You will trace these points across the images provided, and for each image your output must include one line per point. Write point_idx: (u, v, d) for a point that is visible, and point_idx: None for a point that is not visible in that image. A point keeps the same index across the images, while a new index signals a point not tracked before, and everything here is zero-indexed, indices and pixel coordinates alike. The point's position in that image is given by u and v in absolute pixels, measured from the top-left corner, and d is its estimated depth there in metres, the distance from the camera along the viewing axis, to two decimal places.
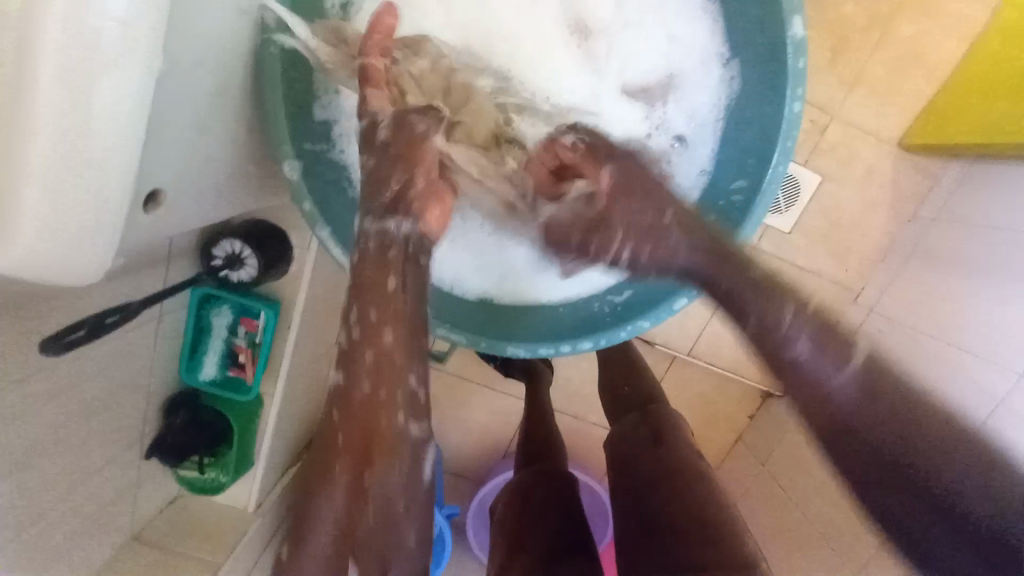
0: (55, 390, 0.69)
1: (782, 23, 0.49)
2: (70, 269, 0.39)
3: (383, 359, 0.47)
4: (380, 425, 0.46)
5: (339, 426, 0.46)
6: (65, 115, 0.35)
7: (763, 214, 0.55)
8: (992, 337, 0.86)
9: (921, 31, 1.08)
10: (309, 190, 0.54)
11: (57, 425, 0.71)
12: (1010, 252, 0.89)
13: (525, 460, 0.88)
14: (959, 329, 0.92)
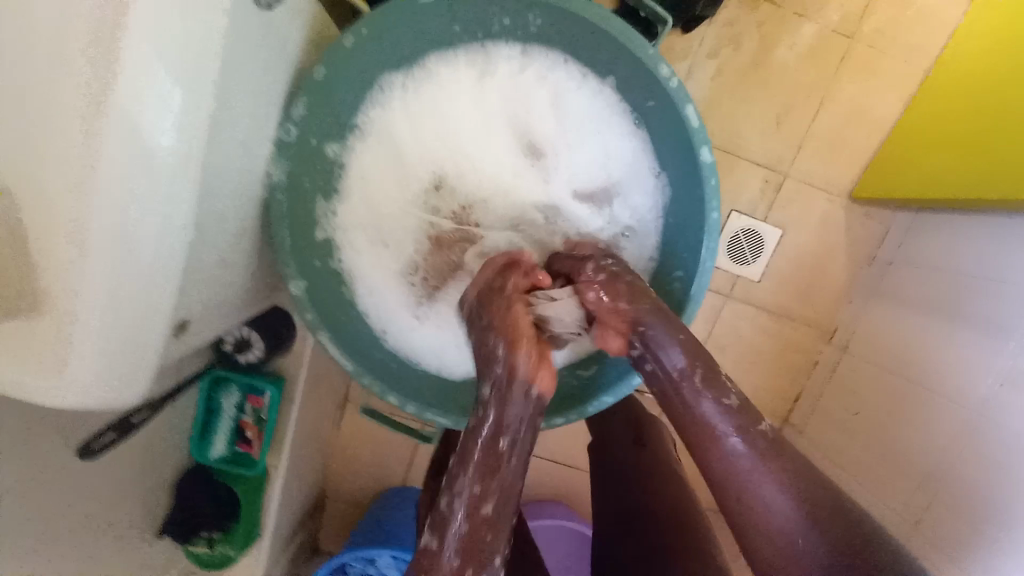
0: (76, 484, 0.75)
1: (694, 151, 0.58)
2: (113, 395, 0.47)
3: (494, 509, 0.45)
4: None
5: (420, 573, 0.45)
6: (110, 281, 0.43)
7: (698, 305, 0.62)
8: (964, 379, 0.92)
9: (857, 97, 1.20)
10: (311, 302, 0.63)
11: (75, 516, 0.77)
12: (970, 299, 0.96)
13: None
14: (927, 368, 1.00)
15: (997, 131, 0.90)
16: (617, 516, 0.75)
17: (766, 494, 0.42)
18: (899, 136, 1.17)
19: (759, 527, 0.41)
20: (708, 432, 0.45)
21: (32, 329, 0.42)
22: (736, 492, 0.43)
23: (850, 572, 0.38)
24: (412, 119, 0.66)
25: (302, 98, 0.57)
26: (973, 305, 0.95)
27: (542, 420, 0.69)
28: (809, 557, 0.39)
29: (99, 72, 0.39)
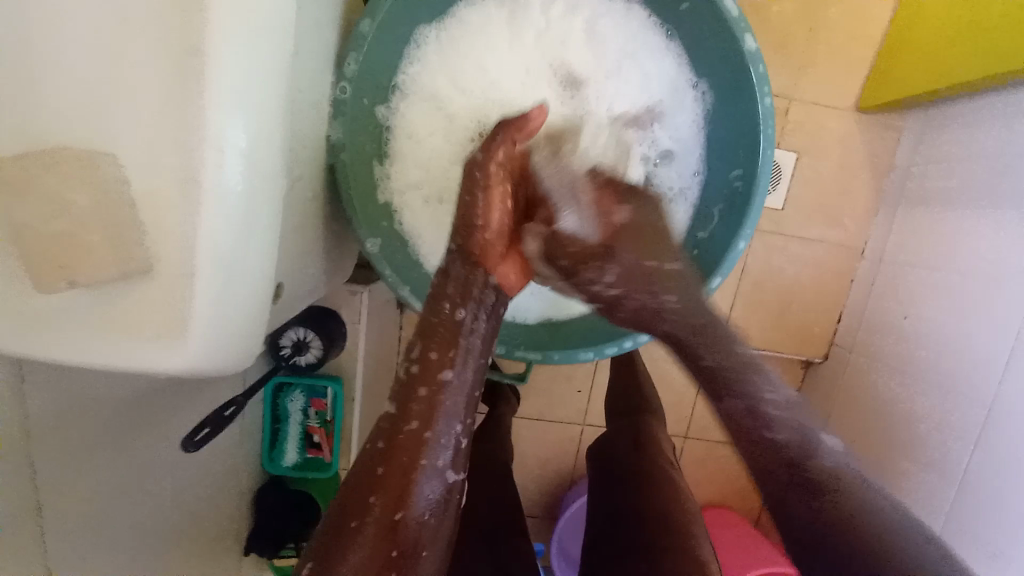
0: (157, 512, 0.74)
1: (736, 40, 0.60)
2: (228, 359, 0.47)
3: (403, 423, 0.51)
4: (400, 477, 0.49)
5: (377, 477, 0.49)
6: (218, 240, 0.42)
7: (764, 195, 0.63)
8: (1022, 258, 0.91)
9: (850, 8, 1.18)
10: (386, 260, 0.63)
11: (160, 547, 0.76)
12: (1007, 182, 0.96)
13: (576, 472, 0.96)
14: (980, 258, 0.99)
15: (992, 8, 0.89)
16: (606, 516, 0.72)
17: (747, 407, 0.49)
18: (894, 39, 1.15)
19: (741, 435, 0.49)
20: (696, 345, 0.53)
21: (145, 296, 0.43)
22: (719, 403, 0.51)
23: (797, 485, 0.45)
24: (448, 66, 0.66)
25: (353, 53, 0.57)
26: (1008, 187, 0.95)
27: (615, 345, 0.67)
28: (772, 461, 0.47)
29: (188, 31, 0.40)
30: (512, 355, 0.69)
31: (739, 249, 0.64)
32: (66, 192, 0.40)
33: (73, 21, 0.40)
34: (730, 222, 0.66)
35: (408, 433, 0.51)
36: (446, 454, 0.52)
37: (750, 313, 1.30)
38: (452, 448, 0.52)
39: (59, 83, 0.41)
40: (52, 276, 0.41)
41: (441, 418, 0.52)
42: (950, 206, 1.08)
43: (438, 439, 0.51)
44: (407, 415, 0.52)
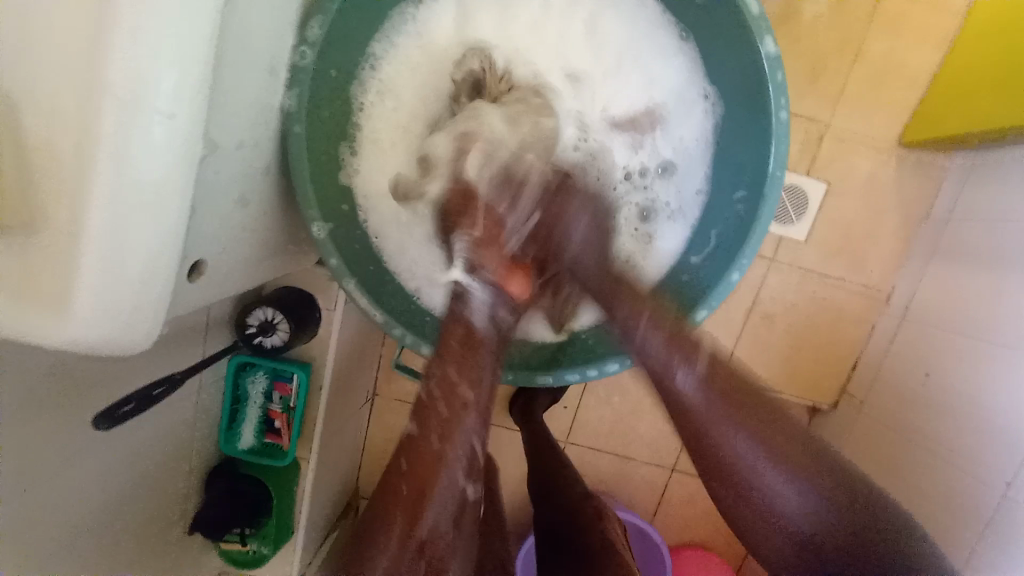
0: (76, 488, 0.69)
1: (754, 43, 0.52)
2: (124, 340, 0.41)
3: (451, 403, 0.50)
4: (432, 461, 0.49)
5: (407, 473, 0.49)
6: (110, 201, 0.37)
7: (768, 221, 0.55)
8: None
9: (900, 33, 1.07)
10: (335, 248, 0.58)
11: (79, 523, 0.72)
12: None
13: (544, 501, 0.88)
14: (1010, 322, 0.88)
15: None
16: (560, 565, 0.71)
17: (773, 480, 0.49)
18: (950, 68, 1.04)
19: (772, 509, 0.50)
20: (709, 427, 0.51)
21: (24, 257, 0.37)
22: (750, 486, 0.50)
23: (846, 517, 0.48)
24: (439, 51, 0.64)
25: (318, 17, 0.52)
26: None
27: (576, 373, 0.61)
28: (819, 523, 0.48)
29: None
30: None
31: (731, 281, 0.56)
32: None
33: None
34: (724, 251, 0.59)
35: (427, 448, 0.50)
36: (464, 471, 0.50)
37: (756, 350, 1.20)
38: (465, 463, 0.50)
39: None
40: None
41: (461, 430, 0.50)
42: (991, 260, 0.96)
43: (469, 424, 0.51)
44: (426, 431, 0.50)
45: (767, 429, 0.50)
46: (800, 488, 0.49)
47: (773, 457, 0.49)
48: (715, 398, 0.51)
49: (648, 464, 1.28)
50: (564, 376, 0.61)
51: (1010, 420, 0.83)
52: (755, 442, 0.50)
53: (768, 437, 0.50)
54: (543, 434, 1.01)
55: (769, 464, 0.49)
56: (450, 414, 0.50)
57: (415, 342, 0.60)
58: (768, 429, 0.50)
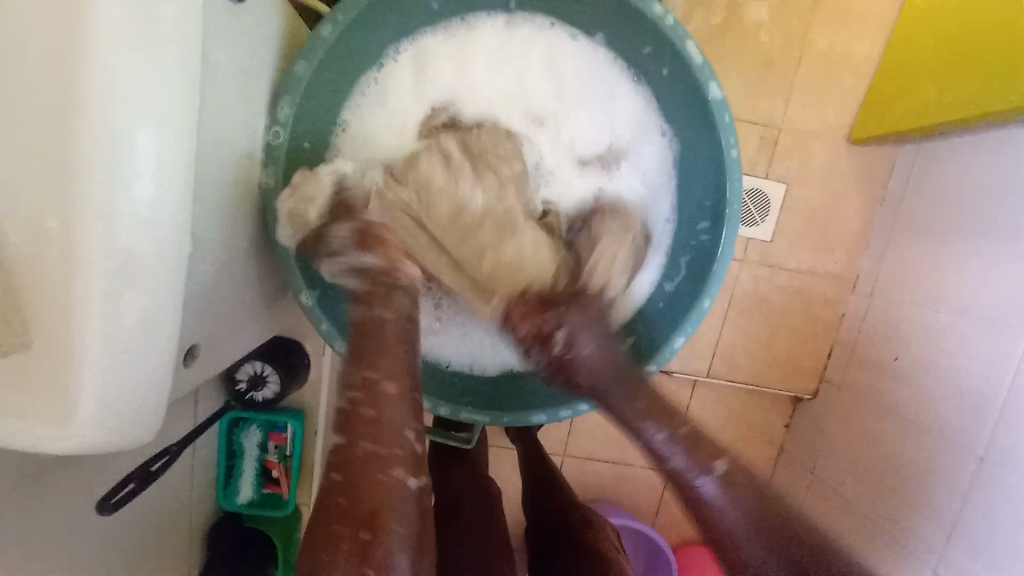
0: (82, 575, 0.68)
1: (701, 87, 0.57)
2: (129, 437, 0.43)
3: (376, 399, 0.49)
4: (371, 458, 0.47)
5: (345, 478, 0.46)
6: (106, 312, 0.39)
7: (731, 249, 0.61)
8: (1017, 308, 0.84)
9: (837, 36, 1.12)
10: (324, 312, 0.62)
11: None
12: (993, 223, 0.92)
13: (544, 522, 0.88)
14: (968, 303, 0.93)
15: (986, 49, 0.86)
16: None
17: (704, 485, 0.51)
18: (888, 64, 1.10)
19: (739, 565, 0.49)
20: (649, 432, 0.53)
21: (29, 371, 0.39)
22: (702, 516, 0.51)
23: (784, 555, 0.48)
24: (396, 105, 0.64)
25: (286, 97, 0.54)
26: (1003, 229, 0.89)
27: (566, 410, 0.64)
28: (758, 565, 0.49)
29: (69, 82, 0.36)
30: (455, 415, 0.65)
31: (703, 307, 0.61)
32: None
33: None
34: (695, 277, 0.64)
35: (360, 450, 0.47)
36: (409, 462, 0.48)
37: (736, 346, 1.23)
38: (406, 457, 0.48)
39: None
40: None
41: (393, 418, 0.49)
42: (944, 242, 1.01)
43: (398, 416, 0.49)
44: (354, 437, 0.48)
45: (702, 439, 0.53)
46: (733, 499, 0.50)
47: (727, 494, 0.51)
48: (683, 444, 0.52)
49: (645, 466, 1.31)
50: (555, 412, 0.64)
51: (976, 396, 0.88)
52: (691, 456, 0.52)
53: (706, 447, 0.53)
54: (538, 455, 1.03)
55: (709, 479, 0.51)
56: (381, 409, 0.49)
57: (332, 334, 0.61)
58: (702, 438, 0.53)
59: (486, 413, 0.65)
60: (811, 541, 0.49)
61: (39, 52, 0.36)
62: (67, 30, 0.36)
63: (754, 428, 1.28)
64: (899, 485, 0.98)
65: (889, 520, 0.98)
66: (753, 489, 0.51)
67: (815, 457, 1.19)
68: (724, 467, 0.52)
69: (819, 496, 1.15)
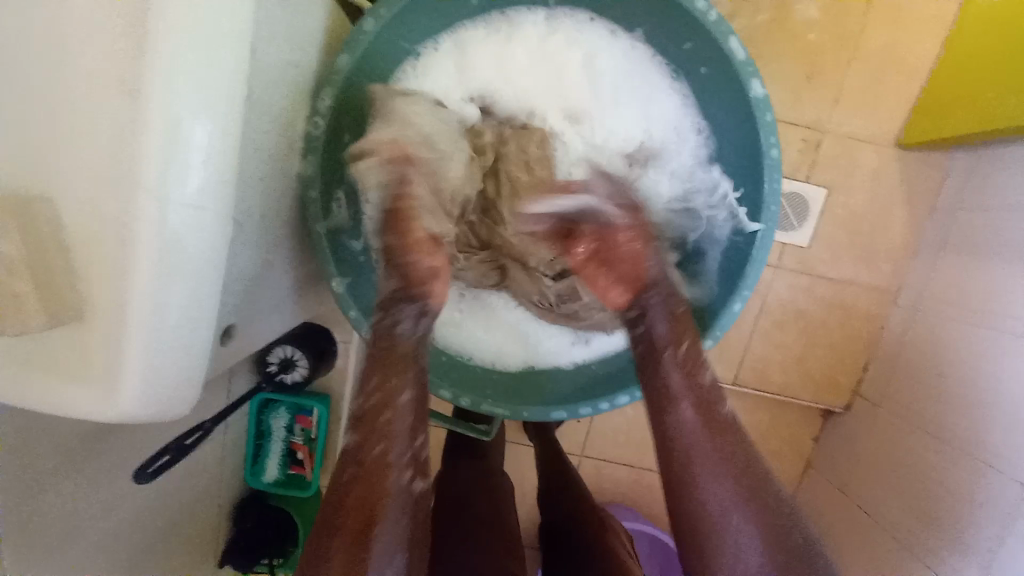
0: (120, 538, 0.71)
1: (742, 86, 0.56)
2: (168, 410, 0.45)
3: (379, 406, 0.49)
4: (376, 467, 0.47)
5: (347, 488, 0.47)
6: (155, 290, 0.41)
7: (766, 252, 0.59)
8: None
9: (890, 37, 1.07)
10: (353, 299, 0.63)
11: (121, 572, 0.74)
12: None
13: (561, 521, 0.88)
14: (1020, 320, 0.87)
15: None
16: None
17: (714, 489, 0.48)
18: (946, 66, 1.04)
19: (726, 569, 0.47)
20: (675, 416, 0.51)
21: (82, 341, 0.41)
22: (697, 515, 0.48)
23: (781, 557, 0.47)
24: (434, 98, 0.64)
25: (328, 89, 0.56)
26: None
27: (588, 408, 0.63)
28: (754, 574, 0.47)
29: (133, 70, 0.39)
30: (477, 407, 0.65)
31: (733, 312, 0.60)
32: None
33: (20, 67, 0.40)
34: (726, 280, 0.63)
35: (368, 459, 0.48)
36: (406, 469, 0.48)
37: (767, 356, 1.19)
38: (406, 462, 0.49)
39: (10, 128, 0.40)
40: None
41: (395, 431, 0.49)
42: (996, 257, 0.95)
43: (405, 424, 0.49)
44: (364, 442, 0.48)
45: (721, 434, 0.50)
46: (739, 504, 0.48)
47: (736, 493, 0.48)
48: (696, 434, 0.50)
49: None
50: (579, 410, 0.63)
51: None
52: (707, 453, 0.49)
53: (721, 446, 0.50)
54: (555, 453, 1.02)
55: (716, 484, 0.48)
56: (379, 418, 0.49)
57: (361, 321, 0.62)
58: (720, 433, 0.50)
59: (507, 408, 0.64)
60: (801, 540, 0.48)
61: (108, 41, 0.39)
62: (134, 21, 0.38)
63: (781, 441, 1.23)
64: (935, 509, 0.93)
65: (922, 544, 0.94)
66: (750, 476, 0.49)
67: (846, 475, 1.14)
68: (731, 468, 0.49)
69: (849, 516, 1.10)
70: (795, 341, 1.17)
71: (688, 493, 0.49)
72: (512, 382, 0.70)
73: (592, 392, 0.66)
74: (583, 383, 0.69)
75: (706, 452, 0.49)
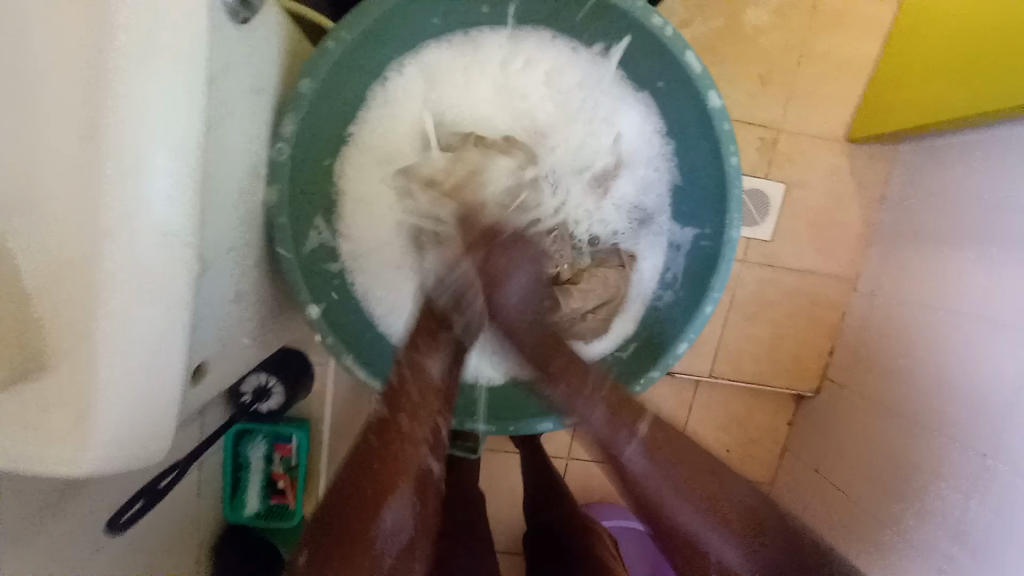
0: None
1: (701, 97, 0.57)
2: (140, 458, 0.43)
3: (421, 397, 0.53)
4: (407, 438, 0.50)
5: (372, 452, 0.50)
6: (120, 334, 0.39)
7: (732, 257, 0.60)
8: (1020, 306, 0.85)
9: (833, 40, 1.12)
10: (329, 325, 0.61)
11: None
12: (992, 223, 0.93)
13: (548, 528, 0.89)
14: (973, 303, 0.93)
15: (982, 49, 0.86)
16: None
17: (689, 514, 0.48)
18: (886, 67, 1.10)
19: None
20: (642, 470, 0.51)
21: (43, 390, 0.39)
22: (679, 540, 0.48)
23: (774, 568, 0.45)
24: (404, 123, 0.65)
25: (290, 113, 0.55)
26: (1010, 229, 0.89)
27: None
28: None
29: (92, 104, 0.37)
30: (462, 426, 0.67)
31: (707, 315, 0.61)
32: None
33: None
34: (696, 286, 0.64)
35: (395, 428, 0.51)
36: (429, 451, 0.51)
37: (741, 347, 1.23)
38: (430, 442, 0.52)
39: None
40: None
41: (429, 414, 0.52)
42: (945, 244, 1.01)
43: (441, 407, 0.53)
44: (397, 410, 0.52)
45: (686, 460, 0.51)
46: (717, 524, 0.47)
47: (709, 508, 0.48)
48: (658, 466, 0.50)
49: None
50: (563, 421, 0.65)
51: (983, 395, 0.88)
52: (676, 481, 0.49)
53: (689, 471, 0.50)
54: (541, 455, 1.02)
55: (688, 506, 0.48)
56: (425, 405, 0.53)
57: (339, 349, 0.61)
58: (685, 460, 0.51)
59: (493, 423, 0.66)
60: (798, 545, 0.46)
61: (66, 77, 0.38)
62: (90, 55, 0.37)
63: (757, 428, 1.27)
64: (903, 484, 0.98)
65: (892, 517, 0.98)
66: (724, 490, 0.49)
67: (818, 458, 1.18)
68: (702, 487, 0.49)
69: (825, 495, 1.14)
70: (764, 333, 1.21)
71: (699, 562, 0.47)
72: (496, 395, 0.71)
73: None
74: None
75: (703, 516, 0.48)
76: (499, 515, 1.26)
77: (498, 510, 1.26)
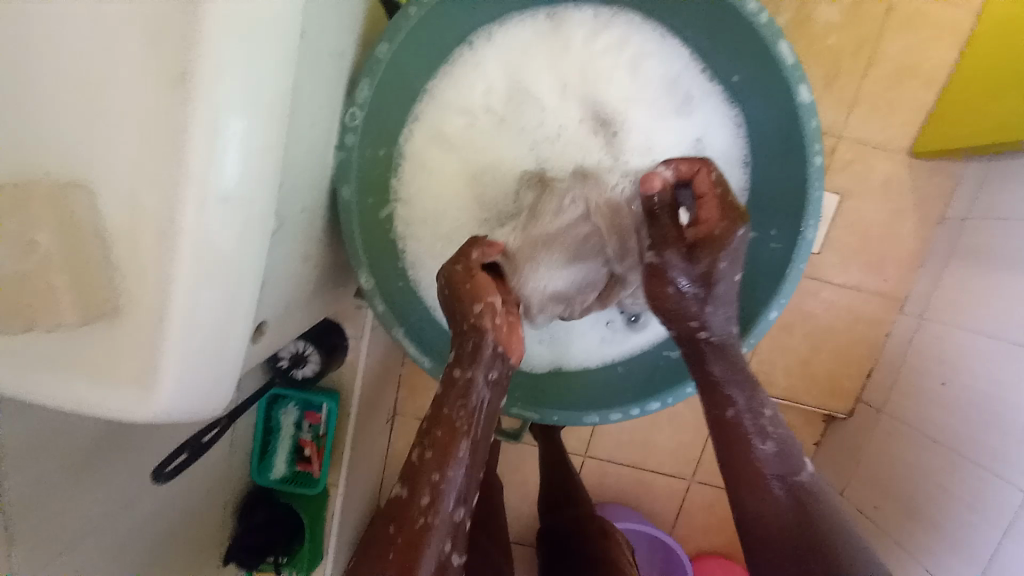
0: (114, 545, 0.67)
1: (789, 91, 0.56)
2: (195, 412, 0.42)
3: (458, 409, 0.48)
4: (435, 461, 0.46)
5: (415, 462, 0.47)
6: (188, 287, 0.38)
7: (802, 267, 0.59)
8: None
9: (908, 45, 1.05)
10: (381, 293, 0.61)
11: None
12: None
13: (566, 518, 0.87)
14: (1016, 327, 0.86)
15: None
16: None
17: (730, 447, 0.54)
18: (956, 83, 1.02)
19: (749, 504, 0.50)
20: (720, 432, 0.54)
21: (112, 338, 0.39)
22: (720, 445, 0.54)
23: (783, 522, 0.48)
24: (486, 78, 0.66)
25: (366, 77, 0.55)
26: None
27: (620, 411, 0.63)
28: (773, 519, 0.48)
29: (177, 54, 0.36)
30: (505, 410, 0.66)
31: (769, 319, 0.60)
32: (28, 231, 0.37)
33: (60, 47, 0.37)
34: (761, 290, 0.63)
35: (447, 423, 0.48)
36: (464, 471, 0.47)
37: (774, 360, 1.17)
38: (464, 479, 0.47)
39: (53, 113, 0.38)
40: (11, 322, 0.38)
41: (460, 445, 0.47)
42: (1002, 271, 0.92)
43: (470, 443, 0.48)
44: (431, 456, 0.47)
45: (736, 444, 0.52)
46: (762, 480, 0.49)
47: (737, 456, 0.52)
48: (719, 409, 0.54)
49: (669, 473, 1.27)
50: (607, 414, 0.63)
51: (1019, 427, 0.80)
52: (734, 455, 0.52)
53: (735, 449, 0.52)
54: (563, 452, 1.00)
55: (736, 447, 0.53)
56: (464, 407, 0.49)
57: (388, 321, 0.61)
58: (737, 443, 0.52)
59: (538, 409, 0.65)
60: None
61: (145, 25, 0.36)
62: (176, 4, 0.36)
63: None
64: (941, 517, 0.89)
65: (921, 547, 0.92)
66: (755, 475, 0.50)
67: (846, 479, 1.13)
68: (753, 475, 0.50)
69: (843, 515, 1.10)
70: (806, 346, 1.16)
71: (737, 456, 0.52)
72: (541, 380, 0.71)
73: (627, 395, 0.67)
74: (609, 378, 0.71)
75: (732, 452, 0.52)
76: (514, 501, 1.25)
77: (514, 496, 1.25)
